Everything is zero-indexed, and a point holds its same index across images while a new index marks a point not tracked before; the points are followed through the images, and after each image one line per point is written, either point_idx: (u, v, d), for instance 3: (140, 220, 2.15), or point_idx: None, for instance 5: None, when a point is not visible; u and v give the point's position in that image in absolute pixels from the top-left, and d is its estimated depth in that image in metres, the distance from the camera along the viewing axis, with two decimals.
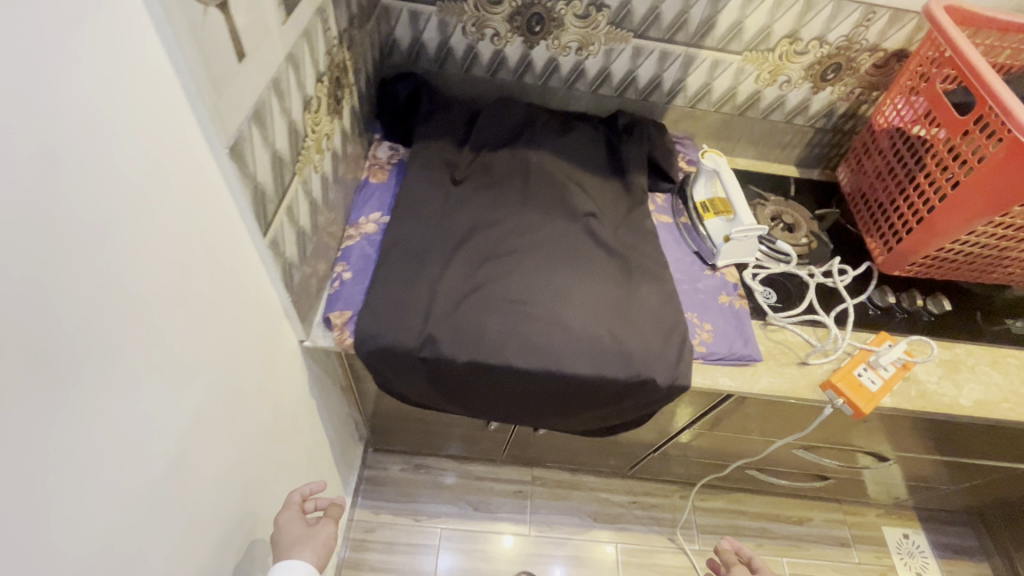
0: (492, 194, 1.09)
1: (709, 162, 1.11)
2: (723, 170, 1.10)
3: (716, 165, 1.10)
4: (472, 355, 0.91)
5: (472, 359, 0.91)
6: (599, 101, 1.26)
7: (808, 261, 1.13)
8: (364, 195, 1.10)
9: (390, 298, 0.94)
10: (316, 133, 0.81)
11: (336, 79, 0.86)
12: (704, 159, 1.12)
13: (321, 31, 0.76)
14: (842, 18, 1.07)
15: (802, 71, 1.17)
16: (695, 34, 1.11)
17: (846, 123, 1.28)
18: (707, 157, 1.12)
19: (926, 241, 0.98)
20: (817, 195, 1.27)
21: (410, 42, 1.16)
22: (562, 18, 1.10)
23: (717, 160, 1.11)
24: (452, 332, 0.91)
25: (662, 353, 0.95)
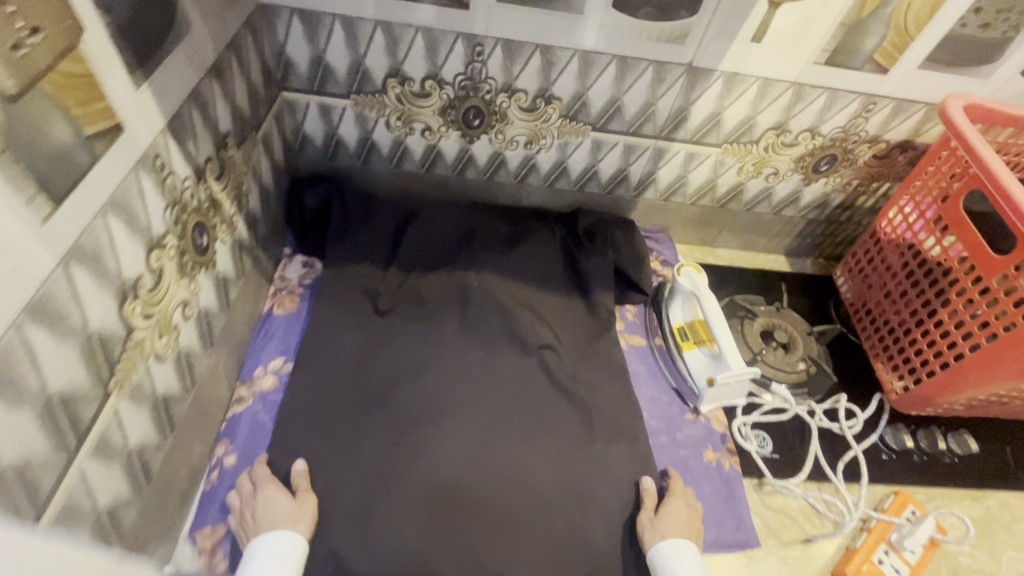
0: (425, 327, 0.89)
1: (685, 280, 0.93)
2: (702, 292, 0.91)
3: (695, 286, 0.92)
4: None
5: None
6: (556, 196, 1.07)
7: (808, 392, 0.95)
8: (266, 333, 0.88)
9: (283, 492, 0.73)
10: (160, 312, 0.60)
11: (197, 224, 0.66)
12: (680, 277, 0.93)
13: (153, 183, 0.56)
14: (837, 109, 0.90)
15: (792, 162, 1.00)
16: (664, 126, 0.93)
17: (842, 213, 1.11)
18: (683, 274, 0.93)
19: (957, 390, 0.80)
20: (811, 298, 1.09)
21: (324, 137, 0.96)
22: (505, 111, 0.91)
23: (695, 278, 0.92)
24: (363, 545, 0.69)
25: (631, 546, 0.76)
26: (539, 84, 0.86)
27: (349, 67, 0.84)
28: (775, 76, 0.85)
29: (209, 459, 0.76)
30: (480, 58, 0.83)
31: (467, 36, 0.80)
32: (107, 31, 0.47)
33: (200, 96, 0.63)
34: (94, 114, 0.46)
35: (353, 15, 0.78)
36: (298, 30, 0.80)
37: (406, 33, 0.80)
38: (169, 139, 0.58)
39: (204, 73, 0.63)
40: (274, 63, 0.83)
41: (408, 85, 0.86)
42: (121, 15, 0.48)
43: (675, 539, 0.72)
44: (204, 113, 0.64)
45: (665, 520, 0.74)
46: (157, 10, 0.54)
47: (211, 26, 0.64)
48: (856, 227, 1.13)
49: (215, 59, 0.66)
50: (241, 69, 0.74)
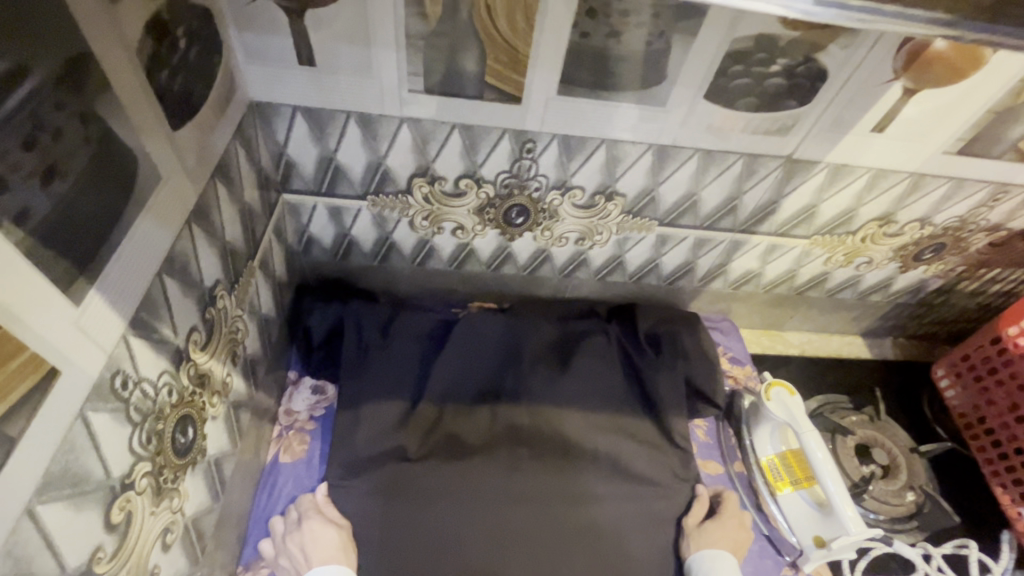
0: (463, 494, 0.72)
1: (775, 406, 0.77)
2: (798, 423, 0.75)
3: (788, 414, 0.76)
4: None
5: None
6: (607, 289, 0.90)
7: (923, 531, 0.79)
8: (272, 491, 0.72)
9: None
10: (131, 568, 0.43)
11: (181, 419, 0.49)
12: (769, 402, 0.78)
13: (111, 414, 0.39)
14: (957, 199, 0.74)
15: (890, 252, 0.84)
16: (746, 220, 0.77)
17: (935, 297, 0.95)
18: (772, 398, 0.78)
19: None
20: (905, 399, 0.93)
21: (334, 239, 0.79)
22: (556, 208, 0.74)
23: (787, 403, 0.77)
24: None
25: None
26: (600, 180, 0.70)
27: (366, 167, 0.68)
28: (891, 166, 0.69)
29: None
30: (530, 155, 0.67)
31: (515, 131, 0.64)
32: (23, 248, 0.30)
33: (178, 257, 0.46)
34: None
35: (373, 113, 0.61)
36: (302, 129, 0.63)
37: (439, 130, 0.63)
38: (134, 341, 0.41)
39: (183, 227, 0.47)
40: (273, 166, 0.67)
41: (439, 185, 0.70)
42: (47, 213, 0.31)
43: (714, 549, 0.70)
44: (185, 276, 0.48)
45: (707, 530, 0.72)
46: (110, 176, 0.37)
47: (192, 159, 0.48)
48: (949, 309, 0.98)
49: (198, 199, 0.49)
50: (232, 192, 0.57)
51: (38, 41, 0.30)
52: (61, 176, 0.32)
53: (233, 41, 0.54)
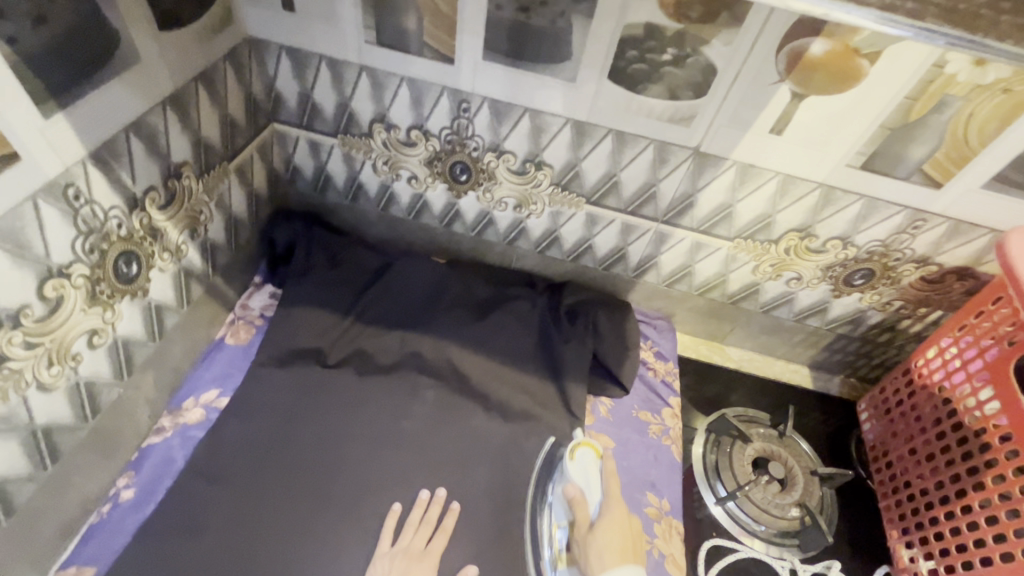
0: (356, 412, 0.82)
1: (576, 470, 0.73)
2: (590, 491, 0.71)
3: (584, 481, 0.72)
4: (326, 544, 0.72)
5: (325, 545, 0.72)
6: (548, 263, 0.98)
7: (800, 550, 0.79)
8: (209, 362, 0.85)
9: (196, 494, 0.72)
10: (55, 340, 0.57)
11: (125, 252, 0.63)
12: (571, 463, 0.74)
13: (59, 212, 0.53)
14: (875, 220, 0.76)
15: (818, 270, 0.86)
16: (667, 210, 0.83)
17: (880, 334, 0.93)
18: (576, 460, 0.74)
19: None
20: (828, 431, 0.93)
21: (313, 172, 0.93)
22: (493, 171, 0.84)
23: (587, 470, 0.73)
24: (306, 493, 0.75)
25: None
26: (529, 148, 0.80)
27: (336, 107, 0.81)
28: (798, 174, 0.73)
29: (108, 491, 0.72)
30: (466, 114, 0.77)
31: (452, 90, 0.75)
32: (7, 60, 0.45)
33: (146, 126, 0.61)
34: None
35: (340, 58, 0.75)
36: (288, 66, 0.78)
37: (391, 81, 0.76)
38: (93, 167, 0.56)
39: (156, 104, 0.62)
40: (265, 96, 0.82)
41: (393, 132, 0.83)
42: (33, 45, 0.46)
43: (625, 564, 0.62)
44: (152, 144, 0.63)
45: (605, 530, 0.67)
46: (92, 38, 0.52)
47: (174, 58, 0.63)
48: (900, 352, 0.95)
49: (176, 90, 0.64)
50: (216, 100, 0.72)
51: None
52: (48, 25, 0.47)
53: None
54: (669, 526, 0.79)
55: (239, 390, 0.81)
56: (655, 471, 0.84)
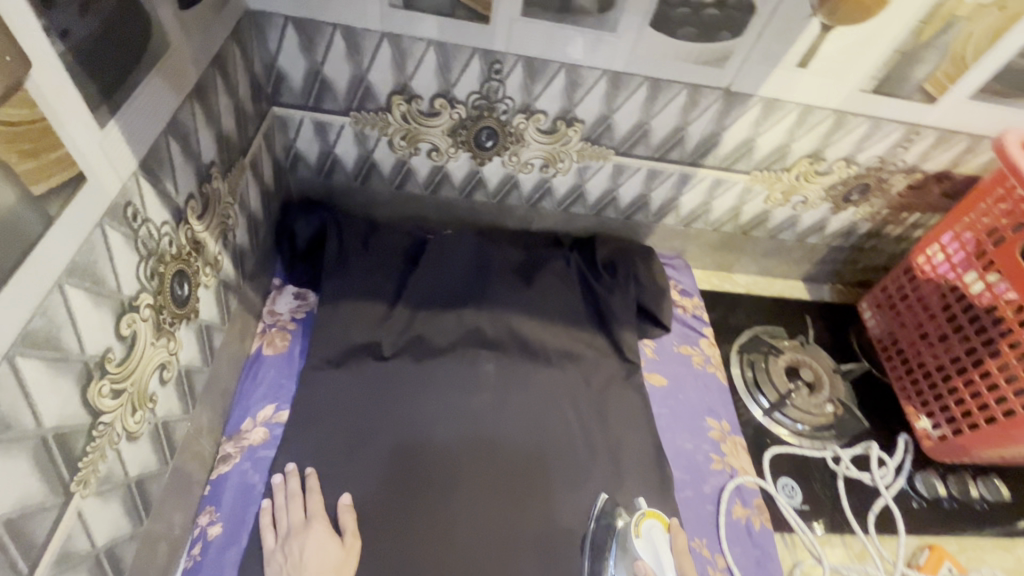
0: (426, 391, 0.80)
1: (644, 546, 0.67)
2: (664, 568, 0.65)
3: (657, 561, 0.65)
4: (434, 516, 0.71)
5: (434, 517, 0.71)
6: (571, 220, 0.99)
7: (838, 438, 0.90)
8: (253, 379, 0.79)
9: None
10: (134, 383, 0.51)
11: (177, 273, 0.56)
12: (638, 539, 0.67)
13: (123, 237, 0.46)
14: (877, 138, 0.84)
15: (822, 191, 0.94)
16: (692, 152, 0.86)
17: (867, 241, 1.05)
18: (642, 535, 0.67)
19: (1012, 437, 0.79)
20: (835, 333, 1.04)
21: (319, 156, 0.85)
22: (522, 132, 0.82)
23: (656, 544, 0.66)
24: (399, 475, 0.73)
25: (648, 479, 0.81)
26: (562, 105, 0.78)
27: (349, 82, 0.75)
28: (817, 103, 0.78)
29: (192, 530, 0.67)
30: (498, 76, 0.74)
31: (484, 52, 0.71)
32: (64, 60, 0.37)
33: (180, 125, 0.53)
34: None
35: (358, 26, 0.68)
36: (293, 40, 0.70)
37: (417, 46, 0.71)
38: (144, 181, 0.48)
39: (185, 98, 0.53)
40: (264, 76, 0.73)
41: (415, 103, 0.77)
42: (83, 38, 0.38)
43: None
44: (186, 145, 0.55)
45: None
46: (128, 25, 0.44)
47: (193, 40, 0.54)
48: (881, 254, 1.07)
49: (198, 79, 0.56)
50: (228, 87, 0.63)
51: None
52: (93, 11, 0.39)
53: None
54: (734, 444, 0.87)
55: (298, 400, 0.76)
56: (709, 397, 0.91)
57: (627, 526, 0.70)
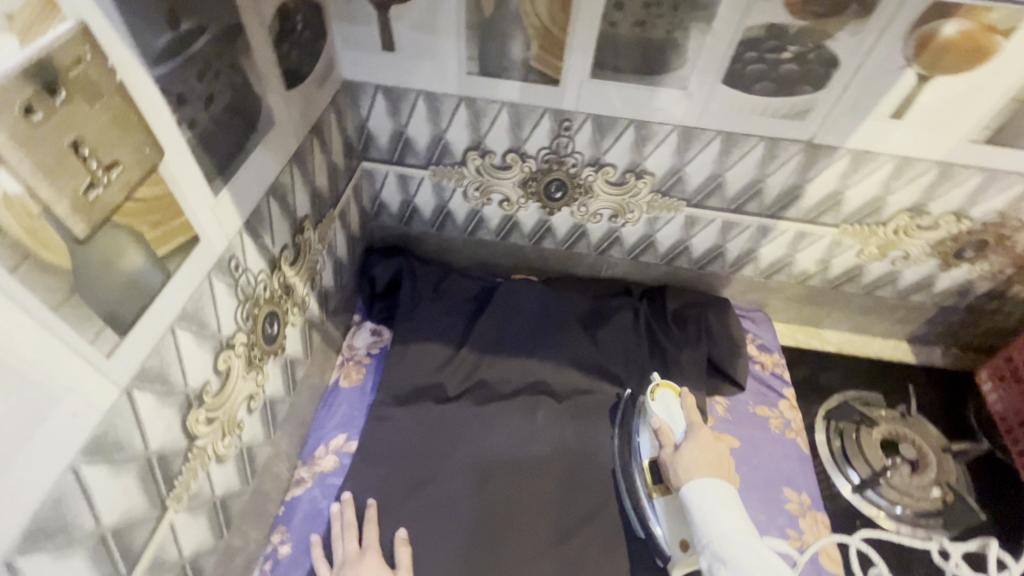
0: (488, 433, 0.82)
1: (659, 407, 0.77)
2: (675, 422, 0.75)
3: (669, 415, 0.76)
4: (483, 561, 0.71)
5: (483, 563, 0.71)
6: (640, 268, 0.98)
7: (946, 529, 0.79)
8: (329, 408, 0.85)
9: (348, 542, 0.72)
10: (225, 412, 0.57)
11: (269, 314, 0.63)
12: (653, 402, 0.78)
13: (225, 286, 0.53)
14: (993, 191, 0.75)
15: (927, 246, 0.85)
16: (771, 205, 0.82)
17: (987, 302, 0.92)
18: (657, 398, 0.78)
19: None
20: (946, 406, 0.92)
21: (400, 205, 0.92)
22: (591, 184, 0.84)
23: (669, 405, 0.77)
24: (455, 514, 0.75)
25: None
26: (631, 159, 0.79)
27: (430, 140, 0.81)
28: (916, 154, 0.72)
29: (266, 547, 0.73)
30: (567, 132, 0.77)
31: (555, 111, 0.74)
32: (190, 144, 0.44)
33: (281, 187, 0.61)
34: (90, 206, 0.35)
35: (439, 92, 0.74)
36: (382, 105, 0.77)
37: (491, 108, 0.75)
38: (246, 237, 0.56)
39: (286, 164, 0.61)
40: (356, 136, 0.81)
41: (488, 158, 0.82)
42: (206, 126, 0.46)
43: (708, 477, 0.65)
44: (284, 203, 0.63)
45: (688, 450, 0.69)
46: (245, 110, 0.52)
47: (296, 113, 0.62)
48: (1006, 318, 0.94)
49: (299, 147, 0.64)
50: (324, 149, 0.72)
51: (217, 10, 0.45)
52: (215, 104, 0.47)
53: (336, 31, 0.69)
54: (815, 520, 0.79)
55: (367, 432, 0.81)
56: (788, 466, 0.83)
57: (643, 397, 0.80)
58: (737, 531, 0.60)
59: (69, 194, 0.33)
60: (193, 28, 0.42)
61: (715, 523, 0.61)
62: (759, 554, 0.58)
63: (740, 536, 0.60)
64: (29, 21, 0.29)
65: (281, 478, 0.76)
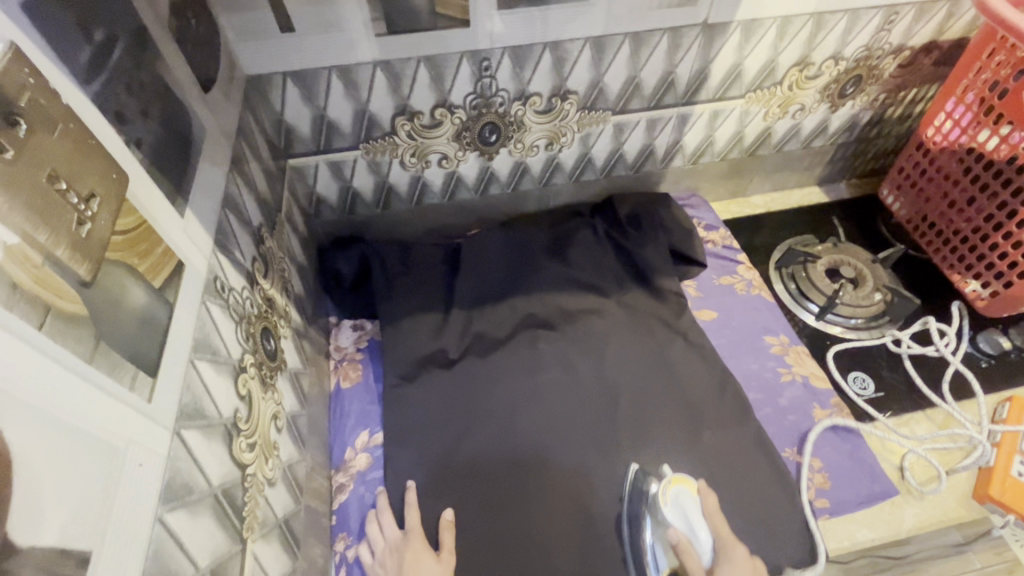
0: (500, 385, 0.84)
1: (673, 512, 0.70)
2: (697, 534, 0.68)
3: (686, 523, 0.69)
4: (523, 508, 0.75)
5: (524, 508, 0.75)
6: (584, 188, 1.02)
7: (893, 322, 0.93)
8: (340, 412, 0.84)
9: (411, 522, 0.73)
10: (260, 435, 0.56)
11: (263, 330, 0.61)
12: (666, 506, 0.71)
13: (220, 308, 0.51)
14: (859, 29, 0.86)
15: (817, 94, 0.95)
16: (685, 92, 0.88)
17: (871, 130, 1.06)
18: (670, 501, 0.71)
19: None
20: (863, 227, 1.07)
21: (339, 194, 0.89)
22: (521, 118, 0.85)
23: (686, 509, 0.70)
24: (488, 472, 0.77)
25: (722, 406, 0.83)
26: (553, 83, 0.81)
27: (353, 116, 0.78)
28: (793, 11, 0.80)
29: (334, 557, 0.73)
30: (488, 72, 0.77)
31: (471, 53, 0.75)
32: (144, 164, 0.41)
33: (231, 198, 0.58)
34: (86, 243, 0.32)
35: (351, 64, 0.72)
36: (295, 93, 0.73)
37: (407, 66, 0.74)
38: (220, 255, 0.53)
39: (227, 172, 0.58)
40: (276, 133, 0.77)
41: (417, 119, 0.81)
42: (150, 141, 0.43)
43: None
44: (239, 213, 0.59)
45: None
46: (177, 122, 0.48)
47: (218, 118, 0.58)
48: (887, 139, 1.09)
49: (232, 154, 0.60)
50: (253, 152, 0.68)
51: (118, 16, 0.41)
52: (150, 118, 0.43)
53: (224, 24, 0.64)
54: (797, 353, 0.91)
55: (388, 420, 0.81)
56: (761, 317, 0.94)
57: (653, 493, 0.73)
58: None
59: (67, 236, 0.31)
60: (105, 37, 0.39)
61: None
62: None
63: None
64: None
65: (321, 490, 0.75)
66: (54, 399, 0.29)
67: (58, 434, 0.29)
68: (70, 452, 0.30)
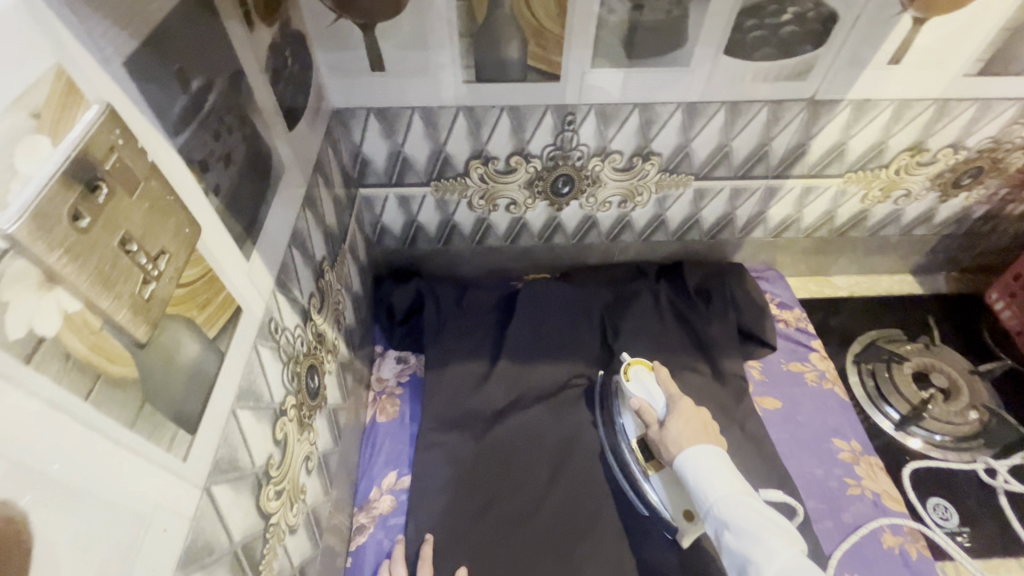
0: (537, 446, 0.80)
1: (635, 388, 0.73)
2: (654, 398, 0.70)
3: (645, 392, 0.72)
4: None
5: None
6: (652, 248, 0.97)
7: (988, 448, 0.82)
8: (372, 447, 0.82)
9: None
10: (289, 480, 0.54)
11: (309, 367, 0.60)
12: (629, 383, 0.73)
13: (270, 351, 0.50)
14: (988, 119, 0.77)
15: (928, 181, 0.87)
16: (778, 165, 0.82)
17: (983, 225, 0.96)
18: (633, 378, 0.74)
19: None
20: (963, 331, 0.95)
21: (403, 226, 0.89)
22: (598, 174, 0.82)
23: (644, 382, 0.73)
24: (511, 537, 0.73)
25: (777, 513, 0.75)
26: (637, 143, 0.78)
27: (429, 155, 0.77)
28: (913, 96, 0.73)
29: None
30: (571, 126, 0.75)
31: (557, 107, 0.72)
32: (219, 212, 0.41)
33: (298, 234, 0.58)
34: (146, 305, 0.32)
35: (434, 106, 0.71)
36: (376, 127, 0.74)
37: (490, 114, 0.73)
38: (279, 296, 0.52)
39: (299, 209, 0.58)
40: (352, 163, 0.77)
41: (492, 164, 0.79)
42: (228, 188, 0.42)
43: (697, 445, 0.61)
44: (304, 250, 0.59)
45: (672, 426, 0.65)
46: (258, 164, 0.48)
47: (299, 154, 0.59)
48: (1001, 237, 0.98)
49: (306, 188, 0.61)
50: (327, 183, 0.68)
51: (218, 65, 0.41)
52: (232, 164, 0.43)
53: (319, 59, 0.65)
54: (869, 465, 0.81)
55: (418, 465, 0.79)
56: (832, 416, 0.85)
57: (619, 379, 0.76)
58: (735, 490, 0.56)
59: (129, 300, 0.30)
60: (201, 86, 0.39)
61: (712, 488, 0.57)
62: (761, 514, 0.54)
63: (740, 496, 0.56)
64: (57, 113, 0.26)
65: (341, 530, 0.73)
66: (88, 475, 0.28)
67: (86, 507, 0.28)
68: (95, 526, 0.28)
